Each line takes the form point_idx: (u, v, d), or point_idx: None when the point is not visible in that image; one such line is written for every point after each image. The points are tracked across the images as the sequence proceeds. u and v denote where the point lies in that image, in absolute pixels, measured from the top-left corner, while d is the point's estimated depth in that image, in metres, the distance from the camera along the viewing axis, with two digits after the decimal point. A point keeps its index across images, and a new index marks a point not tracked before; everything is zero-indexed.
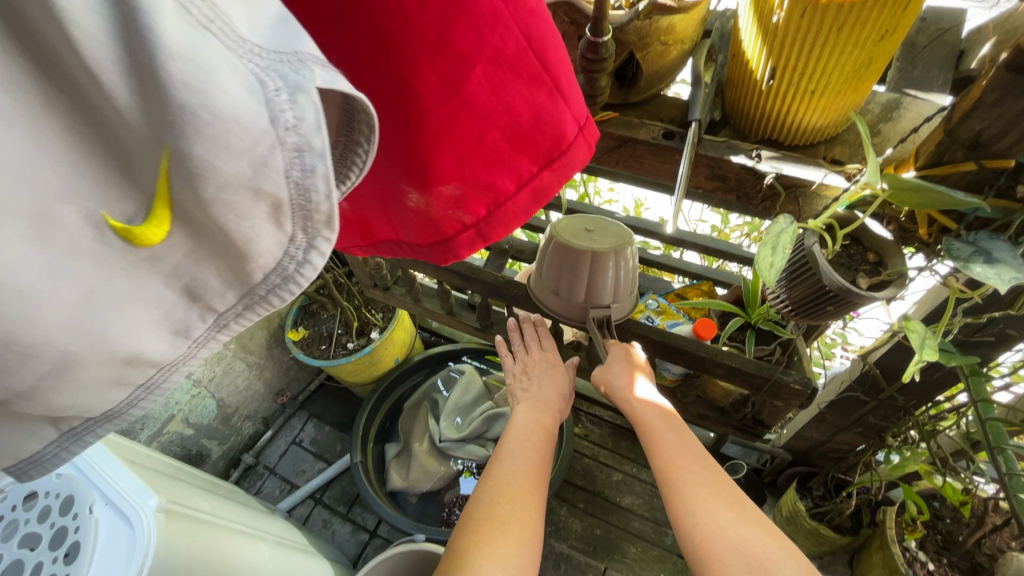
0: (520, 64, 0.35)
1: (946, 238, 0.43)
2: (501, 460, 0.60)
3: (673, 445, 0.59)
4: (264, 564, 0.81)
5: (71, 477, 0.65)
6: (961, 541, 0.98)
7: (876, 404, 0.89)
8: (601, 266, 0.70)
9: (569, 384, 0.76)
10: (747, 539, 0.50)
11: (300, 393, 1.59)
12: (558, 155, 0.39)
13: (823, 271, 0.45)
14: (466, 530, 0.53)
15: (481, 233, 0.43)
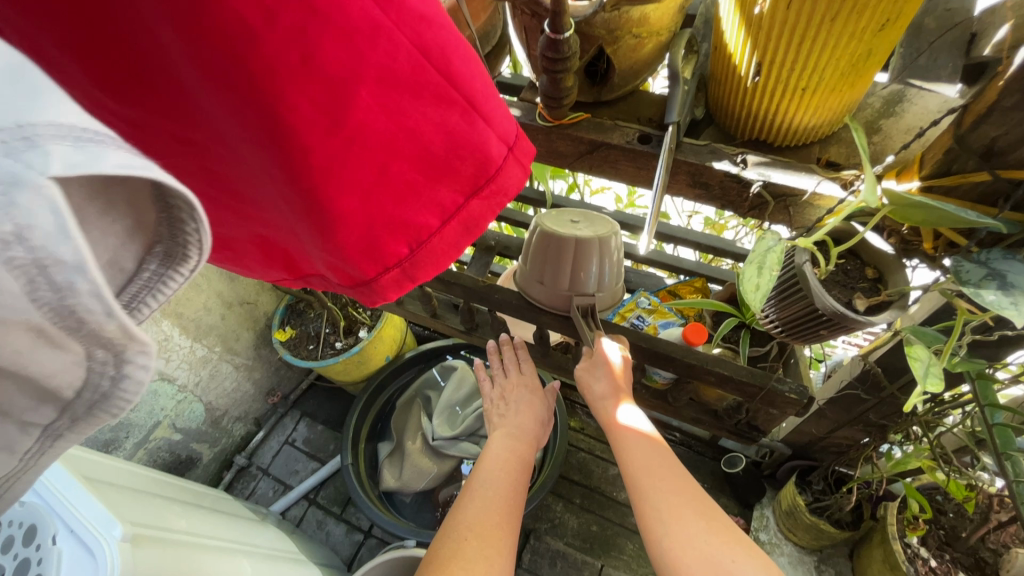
0: (430, 91, 0.33)
1: (955, 256, 0.38)
2: (472, 493, 0.64)
3: (642, 455, 0.60)
4: None
5: (33, 505, 0.62)
6: (964, 537, 0.96)
7: (877, 402, 0.86)
8: (585, 254, 0.67)
9: (544, 409, 0.84)
10: (722, 553, 0.50)
11: (291, 392, 1.58)
12: (486, 182, 0.39)
13: (815, 292, 0.41)
14: (432, 566, 0.55)
15: (407, 273, 0.43)
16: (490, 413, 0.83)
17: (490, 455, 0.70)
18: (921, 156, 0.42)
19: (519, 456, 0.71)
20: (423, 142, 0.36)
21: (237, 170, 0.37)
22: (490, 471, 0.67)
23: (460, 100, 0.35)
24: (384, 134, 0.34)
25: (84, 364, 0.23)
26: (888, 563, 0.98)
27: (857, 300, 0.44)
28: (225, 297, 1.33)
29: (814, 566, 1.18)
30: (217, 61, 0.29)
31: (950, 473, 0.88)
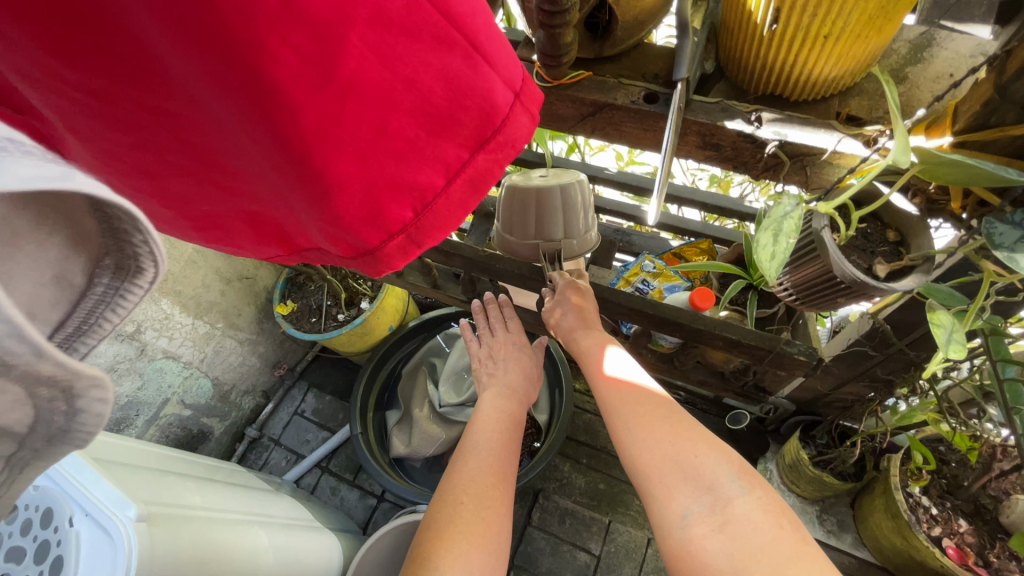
0: (428, 33, 0.31)
1: (987, 217, 0.36)
2: (462, 454, 0.64)
3: (614, 375, 0.60)
4: (265, 552, 0.80)
5: (46, 489, 0.63)
6: (966, 485, 0.97)
7: (884, 358, 0.85)
8: (547, 202, 0.70)
9: (533, 365, 0.84)
10: (684, 450, 0.50)
11: (297, 364, 1.59)
12: (493, 134, 0.37)
13: (835, 260, 0.39)
14: (430, 532, 0.55)
15: (412, 238, 0.41)
16: (481, 372, 0.83)
17: (477, 415, 0.71)
18: (953, 108, 0.40)
19: (510, 415, 0.71)
20: (424, 91, 0.33)
21: (222, 141, 0.34)
22: (475, 430, 0.67)
23: (462, 42, 0.32)
24: (382, 85, 0.32)
25: (28, 405, 0.25)
26: (890, 512, 1.00)
27: (880, 267, 0.42)
28: (224, 273, 1.31)
29: (816, 515, 1.21)
30: (184, 14, 0.25)
31: (954, 425, 0.89)
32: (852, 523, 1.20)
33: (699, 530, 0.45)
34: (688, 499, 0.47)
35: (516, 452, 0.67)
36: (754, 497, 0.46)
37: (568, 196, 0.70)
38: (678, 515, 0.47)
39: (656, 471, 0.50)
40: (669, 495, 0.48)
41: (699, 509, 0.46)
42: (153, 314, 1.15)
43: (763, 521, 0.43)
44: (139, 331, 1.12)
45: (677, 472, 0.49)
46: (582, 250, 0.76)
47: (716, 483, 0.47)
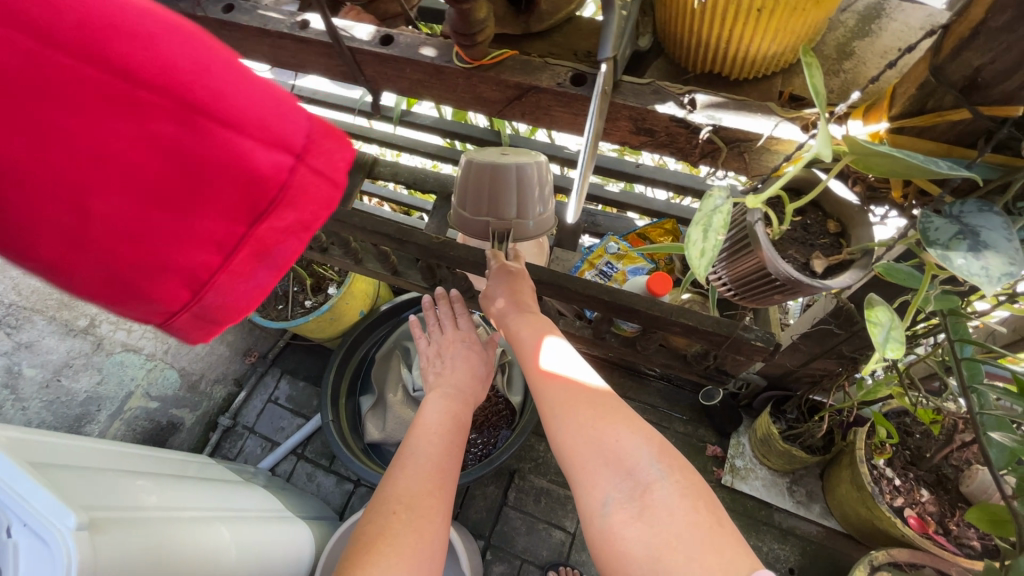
0: (116, 98, 0.26)
1: (926, 210, 0.35)
2: (399, 460, 0.64)
3: (545, 364, 0.58)
4: (227, 548, 0.79)
5: None
6: (929, 457, 0.99)
7: (849, 336, 0.84)
8: (503, 179, 0.68)
9: (483, 363, 0.81)
10: (606, 437, 0.49)
11: (269, 351, 1.56)
12: (265, 201, 0.32)
13: (768, 255, 0.37)
14: (359, 544, 0.55)
15: (204, 326, 0.35)
16: (429, 373, 0.80)
17: (418, 415, 0.70)
18: (891, 91, 0.38)
19: (454, 417, 0.70)
20: (141, 165, 0.28)
21: None
22: (414, 433, 0.67)
23: (173, 104, 0.27)
24: (69, 161, 0.27)
25: None
26: (855, 483, 1.02)
27: (817, 260, 0.40)
28: None
29: (786, 487, 1.23)
30: None
31: (917, 399, 0.90)
32: (821, 494, 1.21)
33: (619, 517, 0.44)
34: (607, 486, 0.46)
35: (458, 454, 0.67)
36: (672, 481, 0.45)
37: (523, 174, 0.68)
38: (600, 502, 0.46)
39: (579, 458, 0.49)
40: (590, 479, 0.47)
41: (618, 496, 0.45)
42: None
43: (679, 507, 0.43)
44: None
45: (597, 458, 0.48)
46: (531, 235, 0.74)
47: (635, 469, 0.46)
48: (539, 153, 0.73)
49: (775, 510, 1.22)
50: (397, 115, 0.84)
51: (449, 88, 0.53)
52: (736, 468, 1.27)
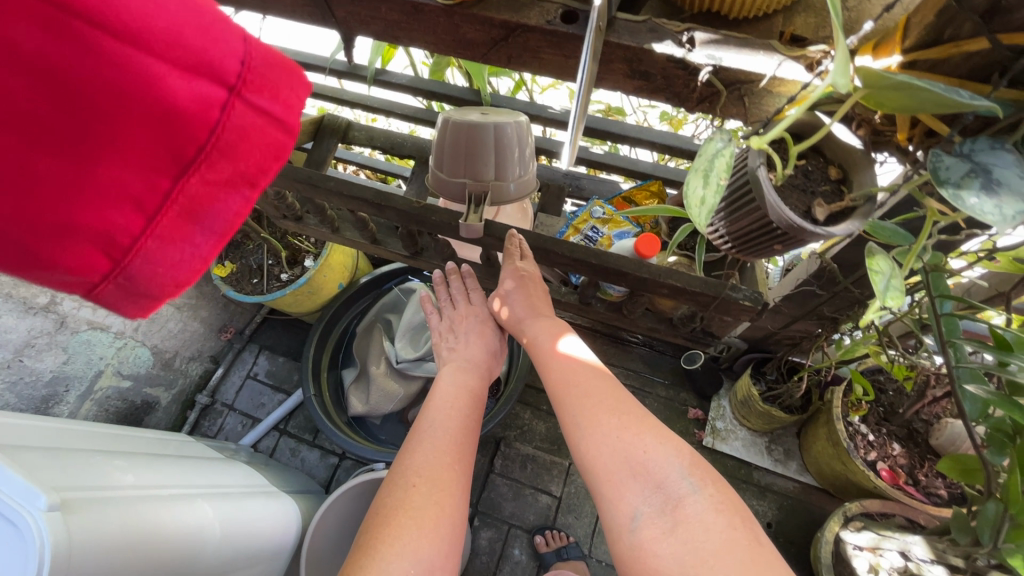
0: (46, 27, 0.26)
1: (936, 149, 0.34)
2: (416, 440, 0.66)
3: (566, 378, 0.66)
4: (210, 526, 0.78)
5: None
6: (902, 412, 1.02)
7: (831, 296, 0.85)
8: (482, 139, 0.66)
9: (495, 336, 0.86)
10: (636, 450, 0.56)
11: (246, 327, 1.52)
12: (197, 149, 0.32)
13: (770, 202, 0.36)
14: (376, 520, 0.57)
15: (126, 286, 0.34)
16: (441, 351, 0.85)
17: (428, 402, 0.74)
18: (903, 24, 0.38)
19: (469, 390, 0.75)
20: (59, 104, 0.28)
21: None
22: (430, 417, 0.70)
23: (103, 36, 0.27)
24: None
25: None
26: (831, 439, 1.05)
27: (819, 210, 0.40)
28: None
29: (765, 446, 1.27)
30: None
31: (893, 357, 0.92)
32: (798, 451, 1.25)
33: (650, 533, 0.51)
34: (637, 498, 0.53)
35: (472, 440, 0.70)
36: (702, 495, 0.52)
37: (502, 134, 0.66)
38: (630, 517, 0.53)
39: (607, 470, 0.57)
40: (622, 496, 0.54)
41: (648, 508, 0.52)
42: None
43: (711, 518, 0.50)
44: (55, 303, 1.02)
45: (626, 469, 0.55)
46: (510, 200, 0.71)
47: (667, 483, 0.53)
48: (518, 112, 0.71)
49: (755, 469, 1.26)
50: (371, 73, 0.80)
51: (432, 29, 0.50)
52: (717, 429, 1.30)
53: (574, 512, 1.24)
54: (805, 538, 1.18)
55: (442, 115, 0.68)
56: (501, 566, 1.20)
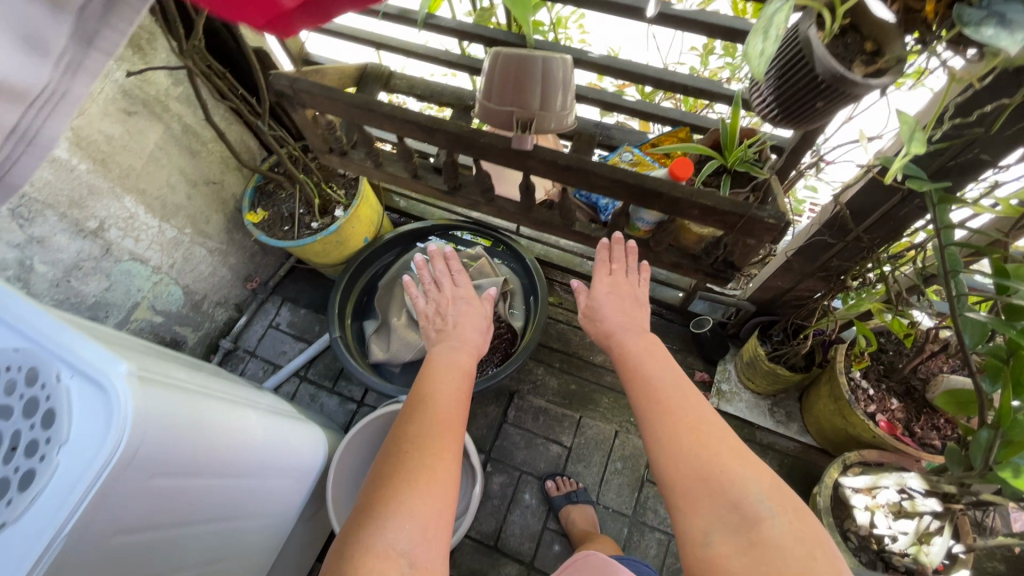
0: None
1: (958, 6, 0.42)
2: (416, 415, 0.71)
3: (648, 389, 0.68)
4: (254, 430, 0.83)
5: (30, 350, 0.63)
6: (901, 368, 1.08)
7: (842, 247, 0.91)
8: (532, 69, 0.72)
9: (477, 314, 1.02)
10: (713, 468, 0.57)
11: (270, 278, 1.57)
12: None
13: (818, 57, 0.46)
14: (376, 480, 0.63)
15: None
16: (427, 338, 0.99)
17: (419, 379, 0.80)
18: None
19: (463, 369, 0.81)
20: None
21: None
22: (433, 398, 0.75)
23: None
24: None
25: None
26: (834, 395, 1.11)
27: (858, 69, 0.48)
28: (188, 175, 1.22)
29: (767, 408, 1.33)
30: None
31: (896, 311, 0.98)
32: (798, 414, 1.31)
33: (722, 551, 0.52)
34: (711, 517, 0.54)
35: (462, 413, 0.74)
36: (782, 521, 0.52)
37: (550, 68, 0.73)
38: (703, 534, 0.54)
39: (683, 486, 0.57)
40: (697, 514, 0.55)
41: (723, 527, 0.53)
42: (116, 211, 1.08)
43: (790, 545, 0.50)
44: (103, 229, 1.07)
45: (700, 487, 0.56)
46: (552, 130, 0.77)
47: (744, 504, 0.53)
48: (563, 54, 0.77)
49: (757, 428, 1.32)
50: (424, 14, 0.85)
51: None
52: (722, 391, 1.36)
53: (583, 461, 1.30)
54: (802, 492, 1.24)
55: (494, 49, 0.74)
56: (512, 509, 1.26)
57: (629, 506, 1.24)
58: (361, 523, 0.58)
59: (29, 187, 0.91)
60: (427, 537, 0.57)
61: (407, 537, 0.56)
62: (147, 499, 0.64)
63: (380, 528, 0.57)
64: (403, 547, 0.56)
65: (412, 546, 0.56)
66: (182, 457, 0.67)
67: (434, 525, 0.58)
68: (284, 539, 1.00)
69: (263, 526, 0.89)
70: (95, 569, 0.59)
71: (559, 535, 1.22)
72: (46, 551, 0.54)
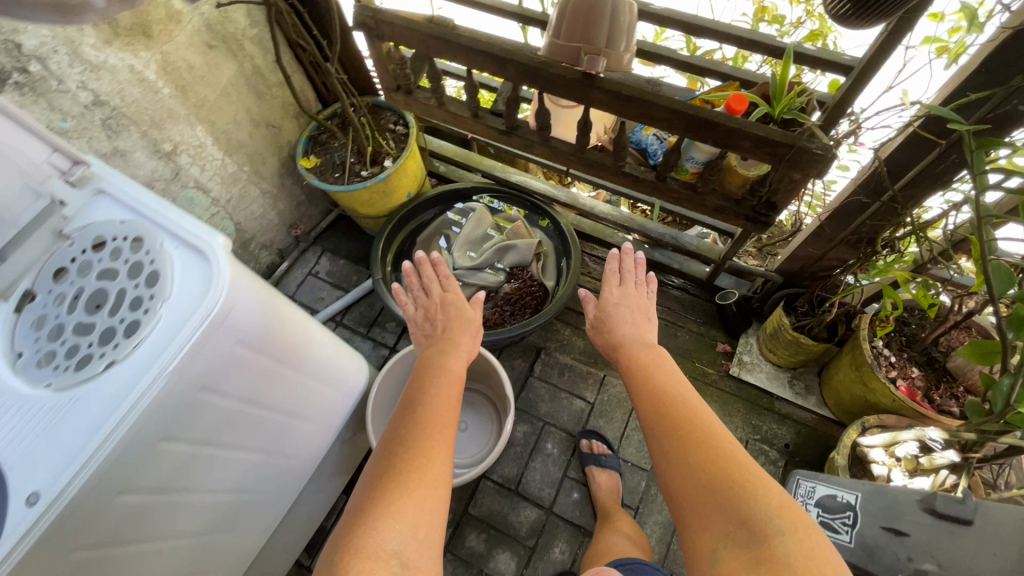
0: None
1: None
2: (407, 420, 0.73)
3: (660, 423, 0.77)
4: (315, 335, 0.89)
5: (137, 222, 0.69)
6: (923, 338, 1.12)
7: (877, 207, 0.96)
8: (601, 8, 0.78)
9: (465, 319, 0.98)
10: (724, 493, 0.63)
11: (313, 229, 1.64)
12: None
13: None
14: (368, 485, 0.64)
15: None
16: (417, 345, 0.97)
17: (417, 384, 0.81)
18: None
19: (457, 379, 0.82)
20: None
21: None
22: (422, 403, 0.76)
23: None
24: None
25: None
26: (856, 361, 1.14)
27: None
28: (253, 114, 1.29)
29: (787, 380, 1.37)
30: None
31: (922, 281, 1.01)
32: (817, 387, 1.35)
33: (729, 561, 0.58)
34: (723, 535, 0.61)
35: (454, 418, 0.76)
36: (790, 536, 0.58)
37: (616, 9, 0.78)
38: (712, 548, 0.60)
39: (695, 504, 0.65)
40: (706, 531, 0.62)
41: (731, 540, 0.60)
42: (188, 138, 1.15)
43: (799, 559, 0.55)
44: (176, 153, 1.14)
45: (713, 507, 0.63)
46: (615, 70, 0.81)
47: (752, 521, 0.59)
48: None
49: (776, 399, 1.36)
50: None
51: None
52: (744, 361, 1.40)
53: (605, 416, 1.34)
54: (818, 461, 1.28)
55: None
56: (534, 456, 1.31)
57: (648, 461, 1.28)
58: (354, 523, 0.59)
59: (118, 101, 0.98)
60: (418, 540, 0.58)
61: (398, 539, 0.57)
62: (228, 366, 0.70)
63: (369, 531, 0.57)
64: (395, 548, 0.57)
65: (404, 547, 0.57)
66: (251, 351, 0.73)
67: (426, 528, 0.60)
68: (325, 452, 1.06)
69: (309, 431, 0.96)
70: (183, 421, 0.66)
71: (579, 483, 1.27)
72: (149, 388, 0.60)
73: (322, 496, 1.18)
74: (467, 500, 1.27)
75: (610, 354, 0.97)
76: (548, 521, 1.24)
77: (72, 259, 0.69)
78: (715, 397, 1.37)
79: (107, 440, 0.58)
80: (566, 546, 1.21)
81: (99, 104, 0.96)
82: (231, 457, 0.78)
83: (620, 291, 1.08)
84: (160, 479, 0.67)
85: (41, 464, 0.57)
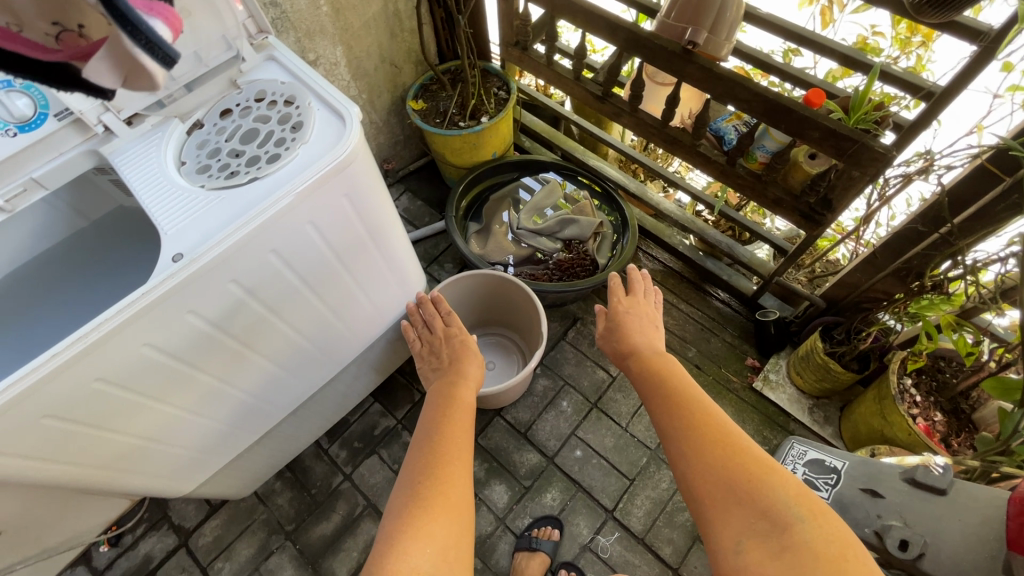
0: None
1: None
2: (427, 449, 0.80)
3: (676, 422, 0.77)
4: (397, 229, 1.02)
5: (295, 84, 0.86)
6: (954, 385, 1.14)
7: (932, 239, 1.02)
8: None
9: (462, 344, 1.09)
10: (750, 490, 0.64)
11: (401, 169, 1.81)
12: None
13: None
14: (399, 504, 0.72)
15: None
16: (429, 378, 1.08)
17: (434, 412, 0.90)
18: None
19: (467, 407, 0.92)
20: None
21: None
22: (439, 433, 0.83)
23: None
24: None
25: None
26: (880, 392, 1.17)
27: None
28: (383, 50, 1.48)
29: (808, 406, 1.39)
30: None
31: (961, 332, 1.02)
32: (836, 419, 1.37)
33: (755, 557, 0.59)
34: (745, 527, 0.62)
35: (468, 455, 0.82)
36: (809, 523, 0.59)
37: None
38: (733, 542, 0.62)
39: (711, 496, 0.67)
40: (726, 525, 0.63)
41: (751, 531, 0.61)
42: (328, 53, 1.34)
43: (820, 544, 0.57)
44: (316, 63, 1.33)
45: (733, 501, 0.64)
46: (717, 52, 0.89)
47: (773, 512, 0.61)
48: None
49: (792, 420, 1.39)
50: None
51: None
52: (769, 379, 1.43)
53: (623, 391, 1.42)
54: None
55: None
56: (548, 410, 1.39)
57: (654, 441, 1.34)
58: (387, 544, 0.66)
59: (288, 7, 1.18)
60: (446, 561, 0.65)
61: (428, 561, 0.63)
62: (333, 213, 0.84)
63: (402, 553, 0.64)
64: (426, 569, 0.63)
65: (433, 567, 0.63)
66: (343, 214, 0.86)
67: (453, 550, 0.66)
68: (373, 340, 1.19)
69: (368, 312, 1.10)
70: (267, 235, 0.77)
71: (584, 444, 1.34)
72: (274, 202, 0.75)
73: (356, 387, 1.31)
74: (479, 431, 1.37)
75: (621, 361, 0.98)
76: (547, 468, 1.32)
77: (239, 103, 0.87)
78: (734, 402, 1.41)
79: (236, 230, 0.73)
80: (558, 495, 1.28)
81: (274, 5, 1.15)
82: (304, 300, 0.92)
83: (628, 300, 1.08)
84: (263, 287, 0.83)
85: (187, 237, 0.72)
